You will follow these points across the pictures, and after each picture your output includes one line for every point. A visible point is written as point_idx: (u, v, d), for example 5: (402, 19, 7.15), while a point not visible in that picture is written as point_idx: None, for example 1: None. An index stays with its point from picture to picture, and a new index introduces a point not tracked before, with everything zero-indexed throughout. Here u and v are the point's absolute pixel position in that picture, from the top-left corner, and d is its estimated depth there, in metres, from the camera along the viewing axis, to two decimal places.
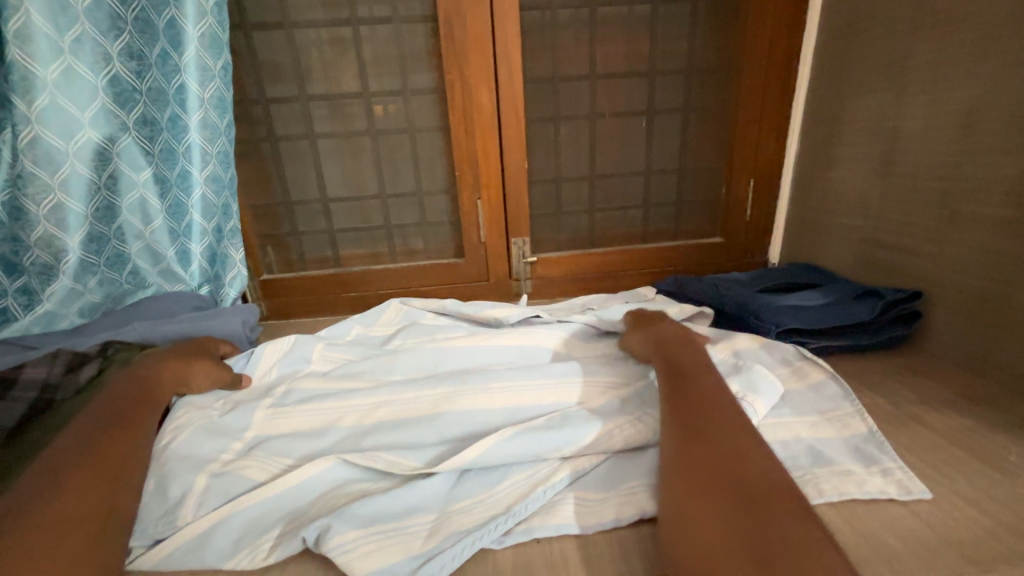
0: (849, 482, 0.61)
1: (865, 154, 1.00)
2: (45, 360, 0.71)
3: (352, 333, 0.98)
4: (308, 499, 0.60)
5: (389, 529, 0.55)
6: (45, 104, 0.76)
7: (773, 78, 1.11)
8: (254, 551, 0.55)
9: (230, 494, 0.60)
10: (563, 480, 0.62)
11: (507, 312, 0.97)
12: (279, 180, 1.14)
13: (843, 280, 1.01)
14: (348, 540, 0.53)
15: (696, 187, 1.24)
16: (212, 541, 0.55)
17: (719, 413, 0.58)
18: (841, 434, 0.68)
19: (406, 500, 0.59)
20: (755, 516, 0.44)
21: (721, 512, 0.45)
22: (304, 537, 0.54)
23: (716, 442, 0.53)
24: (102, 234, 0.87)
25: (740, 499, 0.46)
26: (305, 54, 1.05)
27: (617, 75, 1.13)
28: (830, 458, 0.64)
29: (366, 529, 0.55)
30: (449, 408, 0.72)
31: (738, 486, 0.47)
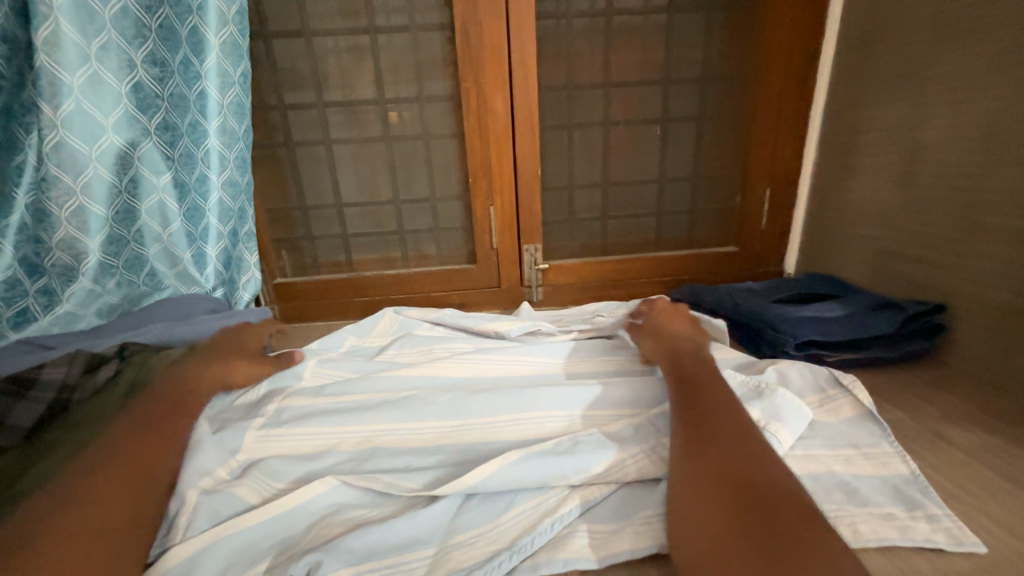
0: (889, 526, 0.55)
1: (884, 164, 0.99)
2: (64, 361, 0.72)
3: (347, 344, 0.96)
4: (299, 528, 0.59)
5: (384, 566, 0.54)
6: (71, 109, 0.77)
7: (790, 86, 1.10)
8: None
9: (218, 518, 0.59)
10: (573, 510, 0.60)
11: (509, 326, 0.98)
12: (294, 185, 1.15)
13: (863, 292, 0.99)
14: None
15: (710, 195, 1.23)
16: (199, 567, 0.53)
17: (733, 434, 0.59)
18: (880, 472, 0.62)
19: (403, 531, 0.57)
20: (781, 543, 0.44)
21: (746, 538, 0.45)
22: None
23: (733, 465, 0.54)
24: (121, 237, 0.89)
25: (763, 524, 0.46)
26: (323, 61, 1.07)
27: (632, 83, 1.13)
28: (868, 499, 0.58)
29: (360, 566, 0.53)
30: (448, 440, 0.73)
31: (760, 511, 0.48)
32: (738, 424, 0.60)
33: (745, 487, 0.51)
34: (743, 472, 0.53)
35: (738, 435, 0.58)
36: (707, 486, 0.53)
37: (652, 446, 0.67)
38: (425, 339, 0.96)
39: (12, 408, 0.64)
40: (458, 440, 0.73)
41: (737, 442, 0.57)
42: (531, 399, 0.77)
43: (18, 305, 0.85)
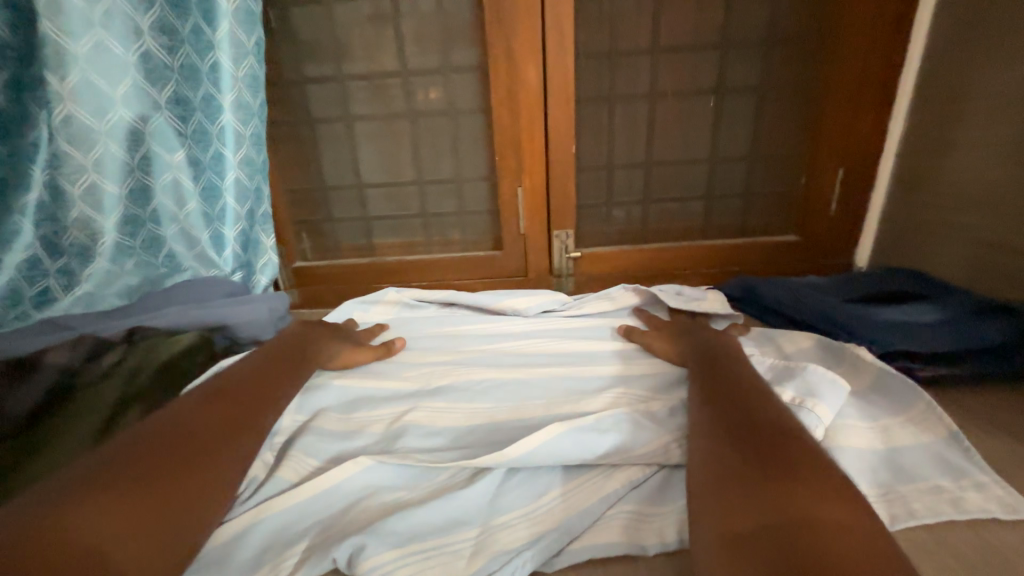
0: (940, 501, 0.52)
1: (999, 137, 0.81)
2: (69, 346, 0.69)
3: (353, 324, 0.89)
4: (337, 507, 0.54)
5: (430, 550, 0.48)
6: (78, 80, 0.74)
7: (875, 48, 0.93)
8: (282, 564, 0.48)
9: (260, 498, 0.55)
10: (618, 490, 0.54)
11: (527, 302, 0.90)
12: (314, 164, 1.10)
13: (953, 292, 0.83)
14: (385, 561, 0.46)
15: (770, 177, 1.08)
16: (240, 548, 0.49)
17: (762, 404, 0.53)
18: (920, 440, 0.59)
19: (445, 512, 0.52)
20: (796, 494, 0.39)
21: (759, 491, 0.40)
22: (335, 559, 0.47)
23: (756, 428, 0.48)
24: (137, 217, 0.86)
25: (779, 478, 0.41)
26: (342, 30, 0.99)
27: (684, 48, 0.99)
28: (914, 473, 0.55)
29: (405, 548, 0.48)
30: (477, 423, 0.66)
31: (779, 465, 0.42)
32: (766, 397, 0.55)
33: (765, 446, 0.45)
34: (766, 434, 0.47)
35: (770, 406, 0.52)
36: (724, 447, 0.47)
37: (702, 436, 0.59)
38: (437, 318, 0.90)
39: (10, 391, 0.61)
40: (488, 424, 0.66)
41: (766, 410, 0.51)
42: (554, 388, 0.72)
43: (40, 284, 0.84)
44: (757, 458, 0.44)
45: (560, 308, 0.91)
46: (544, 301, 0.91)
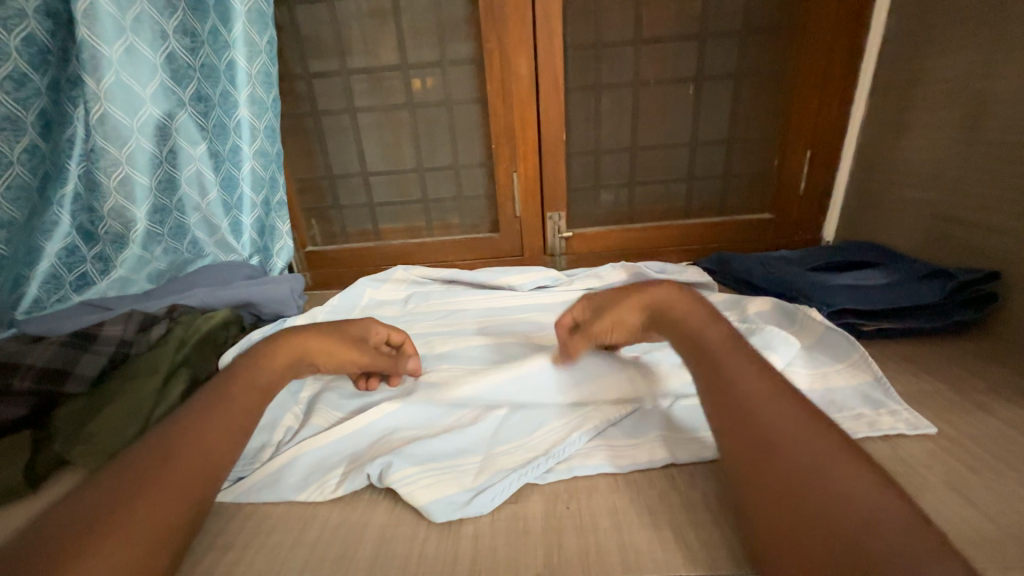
0: (860, 423, 0.61)
1: (945, 119, 0.89)
2: (121, 320, 0.78)
3: (367, 297, 0.99)
4: (365, 443, 0.61)
5: (444, 466, 0.56)
6: (112, 82, 0.80)
7: (840, 38, 1.02)
8: (324, 485, 0.56)
9: (299, 437, 0.62)
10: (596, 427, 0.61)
11: (521, 279, 1.00)
12: (321, 154, 1.17)
13: (907, 260, 0.92)
14: (409, 474, 0.54)
15: (746, 159, 1.17)
16: (286, 476, 0.57)
17: (729, 354, 0.51)
18: (851, 382, 0.67)
19: (455, 442, 0.59)
20: (793, 476, 0.40)
21: (759, 476, 0.41)
22: (369, 474, 0.55)
23: (732, 390, 0.48)
24: (165, 206, 0.94)
25: (774, 458, 0.41)
26: (345, 26, 1.06)
27: (664, 39, 1.07)
28: (842, 405, 0.63)
29: (423, 465, 0.56)
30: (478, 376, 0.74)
31: (770, 445, 0.42)
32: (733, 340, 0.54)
33: (750, 416, 0.45)
34: (743, 400, 0.46)
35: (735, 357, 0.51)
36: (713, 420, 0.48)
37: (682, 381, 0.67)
38: (440, 291, 1.00)
39: (78, 359, 0.71)
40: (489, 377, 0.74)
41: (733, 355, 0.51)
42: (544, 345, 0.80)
43: (78, 269, 0.92)
44: (745, 435, 0.44)
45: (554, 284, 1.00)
46: (538, 278, 1.01)
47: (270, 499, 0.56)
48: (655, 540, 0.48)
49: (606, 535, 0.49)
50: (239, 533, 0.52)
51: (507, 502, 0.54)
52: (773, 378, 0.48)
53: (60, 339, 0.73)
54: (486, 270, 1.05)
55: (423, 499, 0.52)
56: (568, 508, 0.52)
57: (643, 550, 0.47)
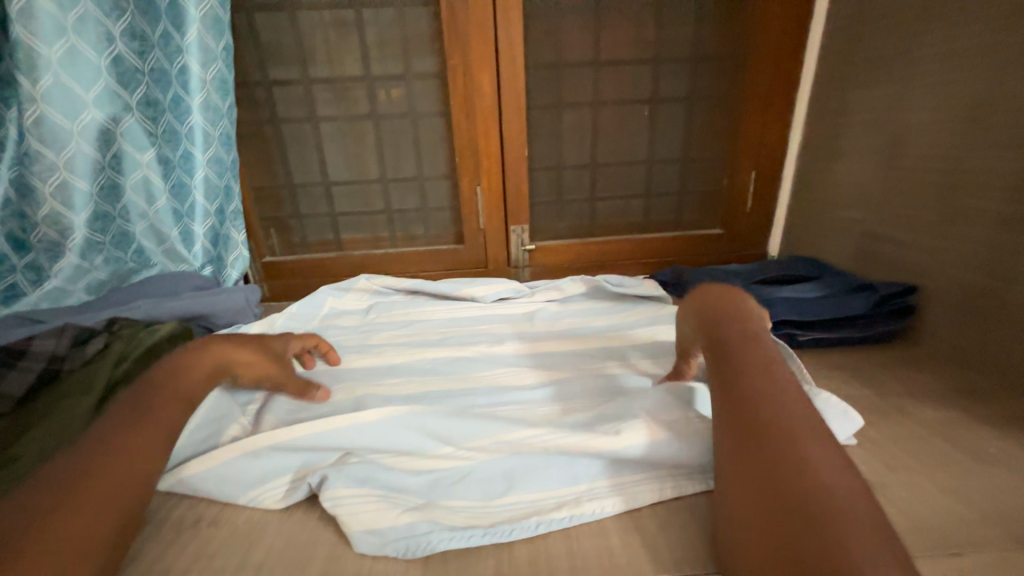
0: None
1: (870, 146, 0.98)
2: (54, 334, 0.74)
3: (326, 307, 0.97)
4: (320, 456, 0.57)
5: (393, 494, 0.53)
6: (50, 83, 0.78)
7: (780, 69, 1.10)
8: (265, 494, 0.55)
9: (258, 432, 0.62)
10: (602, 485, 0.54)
11: (484, 290, 1.00)
12: (281, 162, 1.15)
13: (839, 275, 1.00)
14: (341, 495, 0.52)
15: (699, 176, 1.23)
16: (228, 478, 0.56)
17: (765, 375, 0.50)
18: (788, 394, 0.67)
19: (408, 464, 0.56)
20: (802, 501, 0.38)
21: (768, 495, 0.40)
22: (310, 483, 0.54)
23: (761, 416, 0.46)
24: (107, 213, 0.89)
25: (787, 482, 0.39)
26: (308, 36, 1.05)
27: (622, 62, 1.12)
28: None
29: (362, 487, 0.53)
30: (438, 389, 0.74)
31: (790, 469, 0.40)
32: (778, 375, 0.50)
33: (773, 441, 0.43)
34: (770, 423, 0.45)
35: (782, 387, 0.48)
36: (731, 442, 0.47)
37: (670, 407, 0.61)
38: (402, 302, 0.99)
39: (4, 377, 0.67)
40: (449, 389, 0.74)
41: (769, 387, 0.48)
42: (504, 359, 0.82)
43: (7, 280, 0.86)
44: (764, 455, 0.43)
45: (516, 296, 1.01)
46: (500, 290, 1.02)
47: (211, 494, 0.56)
48: (602, 546, 0.49)
49: (555, 545, 0.50)
50: (177, 560, 0.49)
51: None
52: (799, 400, 0.46)
53: None
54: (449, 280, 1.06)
55: (350, 524, 0.50)
56: None
57: (590, 558, 0.48)
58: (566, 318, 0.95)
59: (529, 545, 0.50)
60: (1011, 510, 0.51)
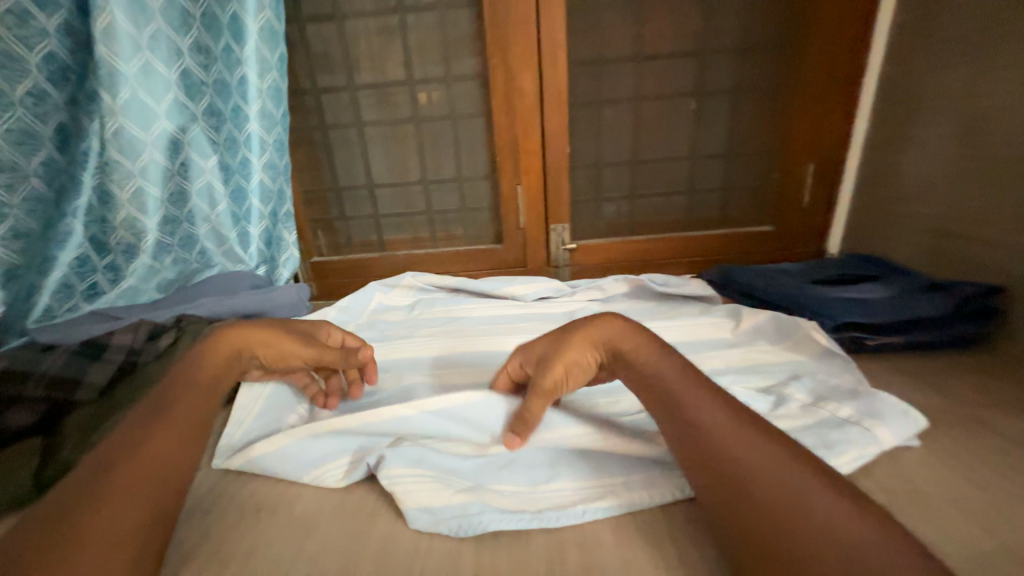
0: (848, 432, 0.58)
1: (941, 134, 0.90)
2: (131, 329, 0.80)
3: (373, 303, 1.00)
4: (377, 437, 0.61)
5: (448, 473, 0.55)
6: (128, 97, 0.83)
7: (838, 55, 1.04)
8: (327, 474, 0.59)
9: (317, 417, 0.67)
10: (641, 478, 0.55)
11: (525, 289, 1.01)
12: (329, 166, 1.20)
13: (908, 274, 0.93)
14: (399, 476, 0.54)
15: (747, 171, 1.18)
16: (293, 457, 0.60)
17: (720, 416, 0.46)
18: (851, 396, 0.64)
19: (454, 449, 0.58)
20: (777, 524, 0.37)
21: (743, 516, 0.39)
22: (368, 464, 0.57)
23: (705, 438, 0.45)
24: (175, 217, 0.96)
25: (755, 505, 0.39)
26: (354, 44, 1.09)
27: (665, 56, 1.09)
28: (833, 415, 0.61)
29: (416, 468, 0.55)
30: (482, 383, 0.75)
31: (755, 490, 0.40)
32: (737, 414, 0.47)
33: (725, 463, 0.43)
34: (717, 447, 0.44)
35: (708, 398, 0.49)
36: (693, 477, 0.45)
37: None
38: (445, 300, 1.01)
39: (88, 369, 0.72)
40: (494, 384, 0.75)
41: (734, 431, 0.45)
42: None
43: (89, 279, 0.93)
44: (723, 479, 0.42)
45: (557, 295, 1.01)
46: (541, 288, 1.02)
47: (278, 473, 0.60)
48: (658, 555, 0.48)
49: (609, 552, 0.48)
50: (242, 546, 0.52)
51: None
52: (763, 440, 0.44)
53: (72, 348, 0.75)
54: (489, 279, 1.06)
55: (408, 504, 0.52)
56: (569, 525, 0.52)
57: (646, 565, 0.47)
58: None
59: (581, 549, 0.49)
60: None
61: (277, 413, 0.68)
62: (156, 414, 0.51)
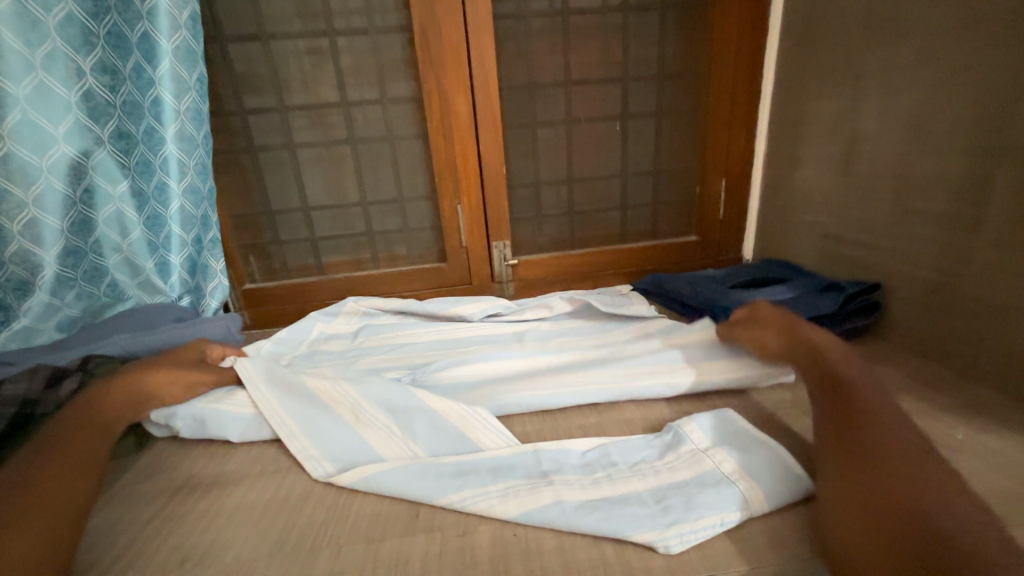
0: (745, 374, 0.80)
1: (827, 153, 1.03)
2: (25, 376, 0.71)
3: (314, 331, 1.00)
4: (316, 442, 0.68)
5: (393, 426, 0.69)
6: (18, 120, 0.76)
7: (739, 83, 1.17)
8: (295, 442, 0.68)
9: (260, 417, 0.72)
10: (528, 457, 0.63)
11: (471, 309, 1.03)
12: (259, 190, 1.15)
13: (810, 276, 1.05)
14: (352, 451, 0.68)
15: (671, 187, 1.28)
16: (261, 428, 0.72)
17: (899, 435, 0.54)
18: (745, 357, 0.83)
19: (382, 450, 0.66)
20: (890, 508, 0.46)
21: (873, 497, 0.47)
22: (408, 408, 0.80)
23: (855, 411, 0.58)
24: (78, 248, 0.87)
25: (880, 487, 0.48)
26: (282, 65, 1.07)
27: (593, 81, 1.16)
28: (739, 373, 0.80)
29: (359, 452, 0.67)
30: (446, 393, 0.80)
31: (895, 481, 0.48)
32: (897, 439, 0.53)
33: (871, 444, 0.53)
34: (892, 429, 0.54)
35: (894, 424, 0.56)
36: (834, 460, 0.54)
37: (647, 454, 0.63)
38: (388, 325, 1.01)
39: None
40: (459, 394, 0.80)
41: (898, 444, 0.52)
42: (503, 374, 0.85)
43: None
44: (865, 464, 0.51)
45: (506, 312, 1.05)
46: (488, 307, 1.05)
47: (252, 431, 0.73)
48: (598, 556, 0.50)
49: (551, 560, 0.50)
50: None
51: (455, 536, 0.54)
52: (922, 464, 0.50)
53: None
54: (436, 300, 1.08)
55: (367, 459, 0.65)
56: (515, 535, 0.53)
57: (585, 566, 0.49)
58: (556, 336, 0.97)
59: (524, 561, 0.50)
60: (979, 493, 0.54)
61: (242, 425, 0.72)
62: (25, 489, 0.54)
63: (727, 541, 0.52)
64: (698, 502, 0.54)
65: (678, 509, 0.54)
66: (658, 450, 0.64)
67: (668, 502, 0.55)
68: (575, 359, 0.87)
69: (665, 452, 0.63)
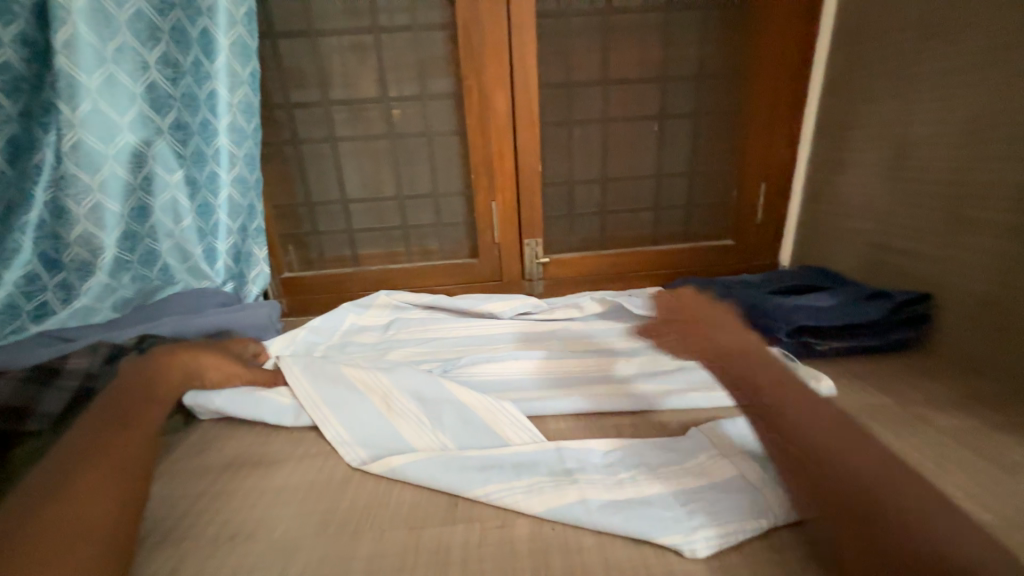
0: None
1: (874, 159, 1.00)
2: (88, 351, 0.74)
3: (348, 322, 1.03)
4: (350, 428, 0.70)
5: (424, 418, 0.70)
6: (87, 110, 0.81)
7: (782, 84, 1.14)
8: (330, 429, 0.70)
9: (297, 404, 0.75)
10: (550, 454, 0.63)
11: (502, 307, 1.04)
12: (300, 181, 1.18)
13: (853, 285, 1.01)
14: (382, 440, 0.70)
15: (707, 189, 1.26)
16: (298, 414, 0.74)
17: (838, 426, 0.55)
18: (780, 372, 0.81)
19: (415, 440, 0.67)
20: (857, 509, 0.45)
21: (841, 500, 0.47)
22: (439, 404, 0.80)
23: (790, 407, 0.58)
24: (135, 232, 0.92)
25: (848, 487, 0.47)
26: (327, 60, 1.10)
27: (631, 80, 1.15)
28: None
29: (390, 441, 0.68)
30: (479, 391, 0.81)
31: (863, 480, 0.48)
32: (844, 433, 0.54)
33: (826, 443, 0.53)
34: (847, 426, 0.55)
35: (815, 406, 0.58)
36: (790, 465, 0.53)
37: (672, 457, 0.62)
38: (420, 319, 1.03)
39: (40, 397, 0.67)
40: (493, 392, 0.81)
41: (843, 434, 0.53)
42: (535, 373, 0.85)
43: (38, 298, 0.87)
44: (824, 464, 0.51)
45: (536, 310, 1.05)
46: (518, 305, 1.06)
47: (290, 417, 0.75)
48: (638, 556, 0.50)
49: (591, 556, 0.50)
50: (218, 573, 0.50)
51: (494, 527, 0.55)
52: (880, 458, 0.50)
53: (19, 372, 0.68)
54: (467, 296, 1.09)
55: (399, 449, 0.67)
56: (553, 530, 0.54)
57: (625, 564, 0.50)
58: (587, 337, 0.97)
59: (564, 556, 0.51)
60: None
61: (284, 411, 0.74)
62: (99, 455, 0.58)
63: (770, 548, 0.51)
64: (719, 507, 0.54)
65: (699, 513, 0.54)
66: (682, 453, 0.63)
67: (691, 507, 0.54)
68: (606, 363, 0.87)
69: (689, 455, 0.62)
